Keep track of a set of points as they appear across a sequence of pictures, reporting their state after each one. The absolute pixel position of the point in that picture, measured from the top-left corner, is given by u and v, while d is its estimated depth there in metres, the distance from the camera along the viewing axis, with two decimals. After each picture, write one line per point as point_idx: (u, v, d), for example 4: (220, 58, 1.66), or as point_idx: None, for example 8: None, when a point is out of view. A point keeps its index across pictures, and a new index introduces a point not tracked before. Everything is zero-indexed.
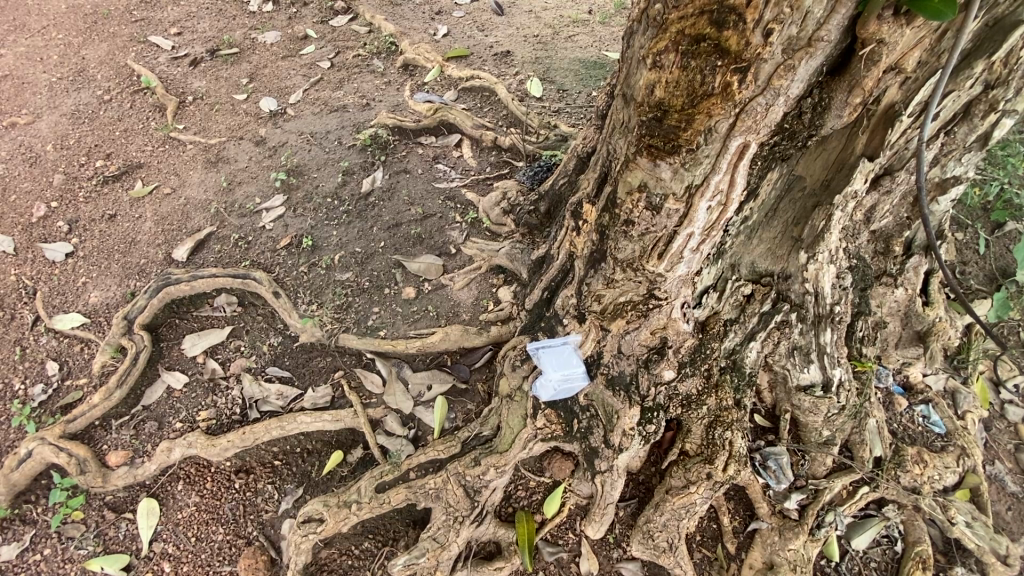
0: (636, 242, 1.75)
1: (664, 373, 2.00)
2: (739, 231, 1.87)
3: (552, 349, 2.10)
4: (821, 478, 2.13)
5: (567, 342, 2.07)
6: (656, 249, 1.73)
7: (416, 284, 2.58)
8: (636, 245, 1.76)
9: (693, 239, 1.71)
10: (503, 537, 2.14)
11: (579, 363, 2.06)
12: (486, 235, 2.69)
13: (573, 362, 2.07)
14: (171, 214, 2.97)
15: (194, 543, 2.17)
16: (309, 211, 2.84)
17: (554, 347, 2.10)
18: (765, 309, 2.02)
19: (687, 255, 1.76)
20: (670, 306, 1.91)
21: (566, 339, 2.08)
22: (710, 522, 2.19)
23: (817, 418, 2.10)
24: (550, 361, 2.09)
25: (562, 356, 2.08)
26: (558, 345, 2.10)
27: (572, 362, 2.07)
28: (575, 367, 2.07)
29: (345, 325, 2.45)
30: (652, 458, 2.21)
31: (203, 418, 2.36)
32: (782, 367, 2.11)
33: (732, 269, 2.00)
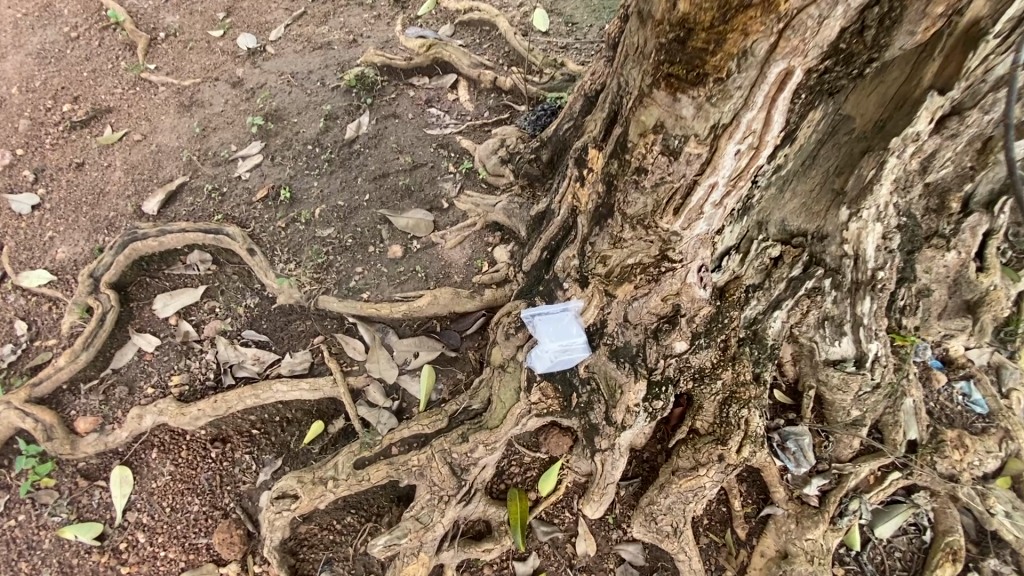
0: (648, 195, 1.56)
1: (675, 344, 1.80)
2: (767, 180, 1.64)
3: (549, 315, 1.87)
4: (846, 462, 1.89)
5: (568, 308, 1.85)
6: (671, 204, 1.53)
7: (403, 242, 2.33)
8: (649, 199, 1.56)
9: (717, 192, 1.49)
10: (493, 517, 1.97)
11: (580, 332, 1.83)
12: (482, 189, 2.44)
13: (573, 331, 1.84)
14: (142, 164, 2.74)
15: (169, 514, 2.05)
16: (288, 159, 2.59)
17: (551, 313, 1.87)
18: (795, 274, 1.81)
19: (707, 211, 1.54)
20: (683, 269, 1.71)
21: (565, 304, 1.85)
22: (719, 505, 1.95)
23: (845, 396, 1.87)
24: (546, 330, 1.86)
25: (561, 325, 1.85)
26: (555, 311, 1.86)
27: (572, 330, 1.84)
28: (575, 337, 1.84)
29: (325, 287, 2.23)
30: (658, 435, 2.04)
31: (174, 384, 2.18)
32: (809, 339, 1.90)
33: (759, 228, 1.81)
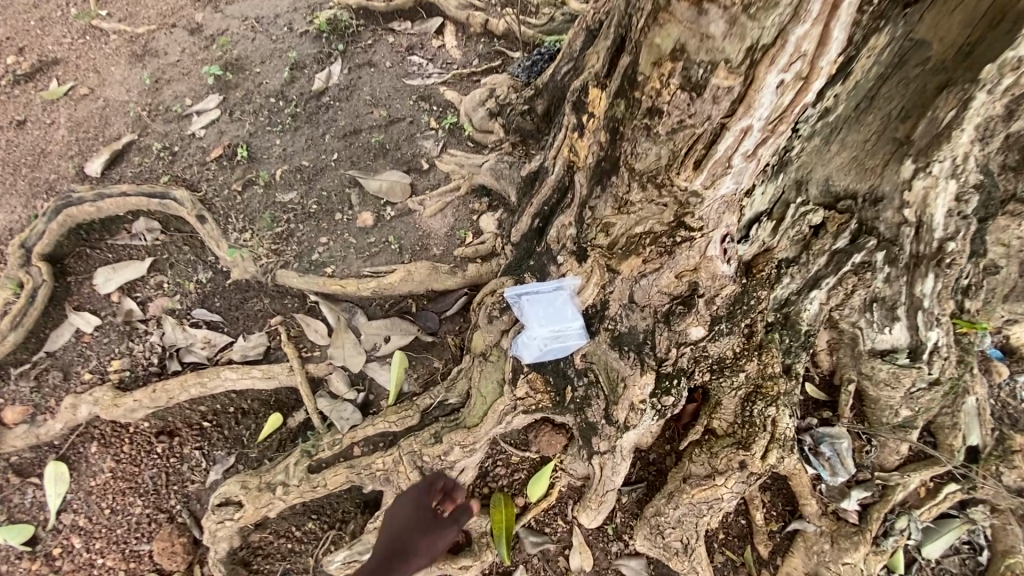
0: (662, 145, 1.27)
1: (691, 330, 1.50)
2: (811, 130, 1.37)
3: (540, 294, 1.59)
4: (892, 470, 1.60)
5: (563, 287, 1.57)
6: (691, 155, 1.26)
7: (375, 208, 2.01)
8: (664, 149, 1.28)
9: (749, 139, 1.21)
10: (474, 527, 1.71)
11: (576, 316, 1.56)
12: (467, 147, 2.11)
13: (568, 314, 1.56)
14: (87, 120, 2.43)
15: (108, 516, 1.82)
16: (248, 114, 2.27)
17: (543, 292, 1.59)
18: (840, 246, 1.49)
19: (737, 163, 1.27)
20: (704, 239, 1.41)
21: (559, 282, 1.58)
22: (738, 517, 1.68)
23: (894, 394, 1.56)
24: (536, 314, 1.57)
25: (553, 306, 1.57)
26: (547, 290, 1.58)
27: (566, 313, 1.56)
28: (569, 321, 1.56)
29: (284, 260, 1.94)
30: (667, 434, 1.74)
31: (114, 369, 1.92)
32: (851, 325, 1.58)
33: (797, 188, 1.48)
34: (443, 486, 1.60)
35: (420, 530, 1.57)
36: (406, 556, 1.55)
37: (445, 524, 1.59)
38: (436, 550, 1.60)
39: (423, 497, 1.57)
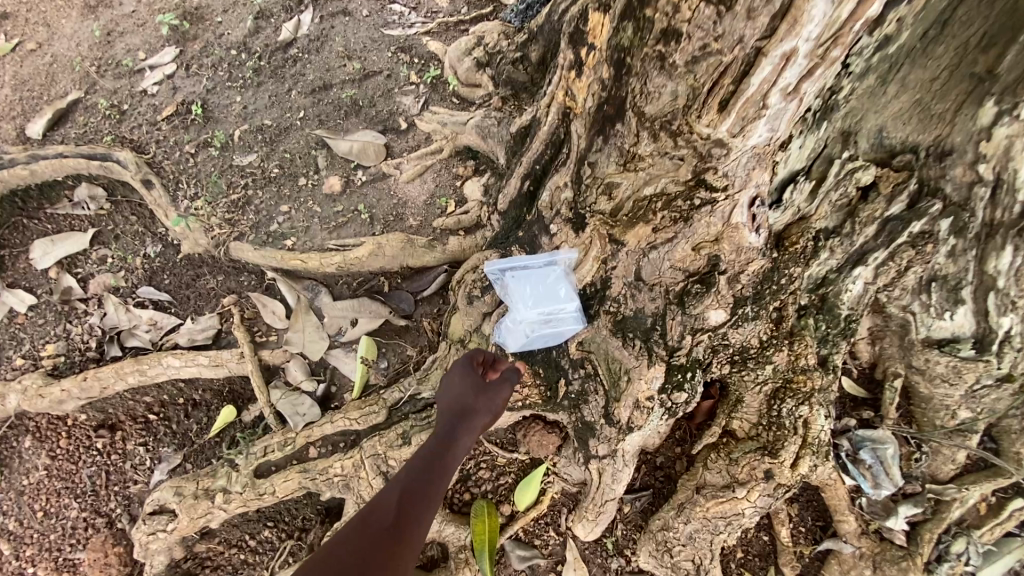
0: (679, 80, 1.03)
1: (709, 315, 1.24)
2: (866, 66, 1.10)
3: (529, 271, 1.34)
4: (947, 483, 1.34)
5: (555, 262, 1.32)
6: (716, 93, 1.01)
7: (344, 172, 1.76)
8: (681, 86, 1.04)
9: (795, 67, 0.95)
10: (452, 539, 1.49)
11: (572, 296, 1.31)
12: (452, 105, 1.84)
13: (562, 294, 1.32)
14: (31, 78, 2.16)
15: (40, 520, 1.61)
16: (206, 68, 2.01)
17: (532, 269, 1.34)
18: (894, 213, 1.22)
19: (776, 104, 1.01)
20: (728, 202, 1.15)
21: (551, 256, 1.33)
22: (759, 534, 1.43)
23: (953, 392, 1.31)
24: (523, 295, 1.34)
25: (545, 286, 1.33)
26: (537, 266, 1.34)
27: (561, 293, 1.32)
28: (565, 302, 1.32)
29: (238, 232, 1.69)
30: (677, 435, 1.49)
31: (48, 355, 1.70)
32: (902, 310, 1.31)
33: (844, 141, 1.21)
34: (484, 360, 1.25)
35: (468, 404, 1.15)
36: (457, 432, 1.12)
37: (500, 395, 1.18)
38: (494, 397, 1.17)
39: (468, 369, 1.21)
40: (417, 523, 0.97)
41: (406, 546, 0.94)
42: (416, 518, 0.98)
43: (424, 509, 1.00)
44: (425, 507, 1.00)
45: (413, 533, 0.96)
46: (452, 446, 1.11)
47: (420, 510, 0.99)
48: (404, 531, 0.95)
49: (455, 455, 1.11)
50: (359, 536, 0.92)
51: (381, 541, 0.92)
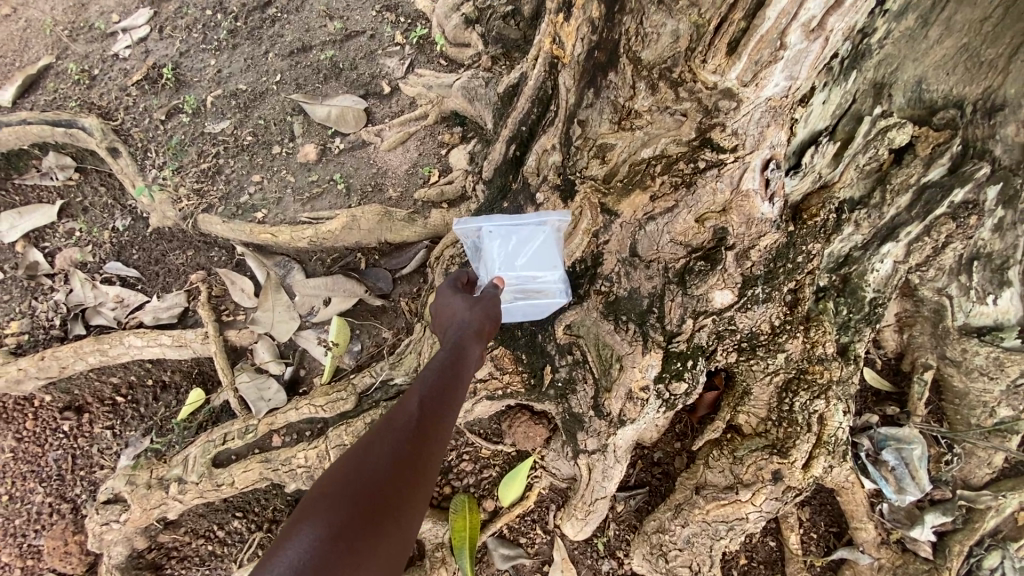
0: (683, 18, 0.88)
1: (714, 295, 1.10)
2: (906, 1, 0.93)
3: (510, 232, 1.10)
4: (982, 489, 1.18)
5: (544, 223, 1.11)
6: (725, 33, 0.86)
7: (321, 141, 1.63)
8: (684, 26, 0.89)
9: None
10: (429, 535, 1.39)
11: (560, 265, 1.13)
12: (439, 67, 1.69)
13: (550, 261, 1.11)
14: (4, 43, 2.06)
15: (5, 504, 1.54)
16: (180, 30, 1.88)
17: (515, 230, 1.11)
18: (932, 180, 1.06)
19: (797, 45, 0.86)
20: (737, 165, 1.00)
21: (539, 216, 1.11)
22: (764, 540, 1.29)
23: (992, 387, 1.15)
24: (501, 250, 1.10)
25: (530, 251, 1.11)
26: (522, 226, 1.11)
27: (548, 261, 1.11)
28: (552, 272, 1.12)
29: (208, 204, 1.59)
30: (677, 429, 1.36)
31: (12, 332, 1.61)
32: (938, 293, 1.16)
33: (875, 95, 1.05)
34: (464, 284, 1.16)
35: (471, 312, 1.00)
36: (466, 337, 0.97)
37: (495, 305, 1.04)
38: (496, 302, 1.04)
39: (453, 286, 1.09)
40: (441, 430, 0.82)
41: (430, 453, 0.79)
42: (437, 424, 0.82)
43: (443, 416, 0.84)
44: (446, 410, 0.85)
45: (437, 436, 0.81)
46: (465, 349, 0.95)
47: (442, 412, 0.84)
48: (428, 441, 0.79)
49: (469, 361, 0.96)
50: (376, 450, 0.74)
51: (402, 451, 0.75)
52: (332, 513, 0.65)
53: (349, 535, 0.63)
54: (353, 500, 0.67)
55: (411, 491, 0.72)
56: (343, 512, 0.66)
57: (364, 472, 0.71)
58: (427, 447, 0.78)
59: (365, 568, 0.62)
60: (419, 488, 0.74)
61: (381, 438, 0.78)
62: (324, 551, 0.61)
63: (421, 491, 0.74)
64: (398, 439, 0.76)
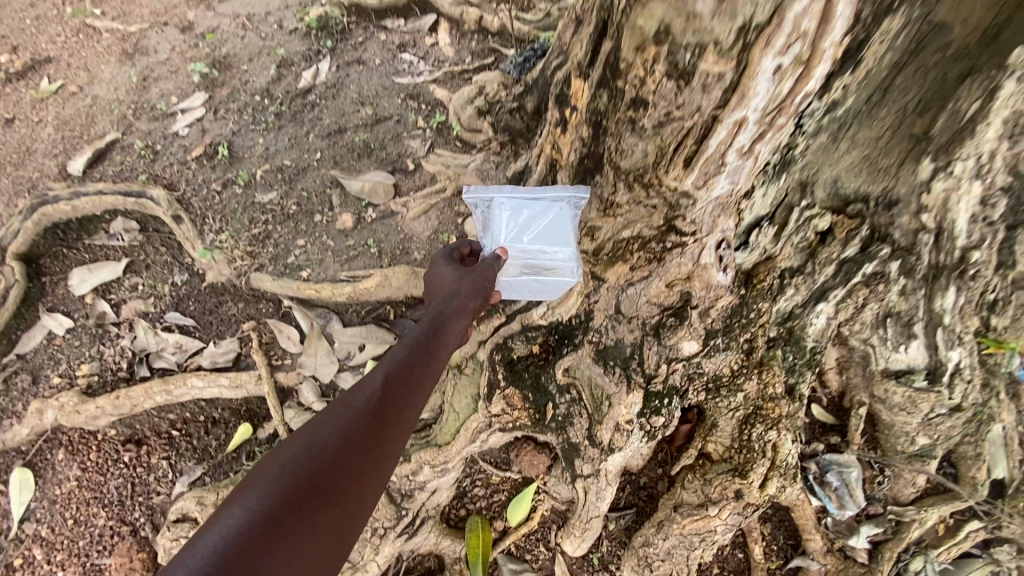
0: (649, 140, 1.17)
1: (683, 345, 1.37)
2: (818, 125, 1.22)
3: (533, 205, 1.27)
4: (907, 504, 1.45)
5: (564, 202, 1.29)
6: (679, 152, 1.15)
7: (355, 210, 1.93)
8: (650, 145, 1.17)
9: (745, 132, 1.09)
10: (448, 551, 1.61)
11: (567, 240, 1.26)
12: (455, 148, 2.00)
13: (553, 237, 1.26)
14: (75, 118, 2.38)
15: (70, 527, 1.75)
16: (232, 112, 2.20)
17: (536, 204, 1.28)
18: (850, 255, 1.35)
19: (731, 161, 1.15)
20: (697, 245, 1.28)
21: (558, 195, 1.29)
22: (733, 551, 1.53)
23: (911, 420, 1.41)
24: (509, 221, 1.27)
25: (546, 224, 1.27)
26: (543, 201, 1.28)
27: (564, 233, 1.27)
28: (567, 245, 1.26)
29: (259, 263, 1.87)
30: (659, 457, 1.60)
31: (82, 374, 1.85)
32: (864, 343, 1.43)
33: (802, 190, 1.34)
34: (470, 254, 1.34)
35: (455, 290, 1.11)
36: (446, 313, 1.05)
37: (485, 273, 1.16)
38: (483, 281, 1.14)
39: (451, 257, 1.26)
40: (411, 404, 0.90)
41: (396, 429, 0.85)
42: (403, 397, 0.88)
43: (409, 391, 0.90)
44: (413, 386, 0.91)
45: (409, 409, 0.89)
46: (443, 326, 1.04)
47: (415, 385, 0.92)
48: (391, 413, 0.85)
49: (446, 335, 1.05)
50: (339, 413, 0.81)
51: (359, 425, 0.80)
52: (279, 477, 0.69)
53: (298, 504, 0.68)
54: (309, 471, 0.72)
55: (370, 466, 0.78)
56: (288, 476, 0.70)
57: (322, 435, 0.76)
58: (387, 421, 0.83)
59: (309, 524, 0.67)
60: (376, 455, 0.80)
61: (337, 412, 0.81)
62: (271, 508, 0.65)
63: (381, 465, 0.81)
64: (360, 406, 0.82)
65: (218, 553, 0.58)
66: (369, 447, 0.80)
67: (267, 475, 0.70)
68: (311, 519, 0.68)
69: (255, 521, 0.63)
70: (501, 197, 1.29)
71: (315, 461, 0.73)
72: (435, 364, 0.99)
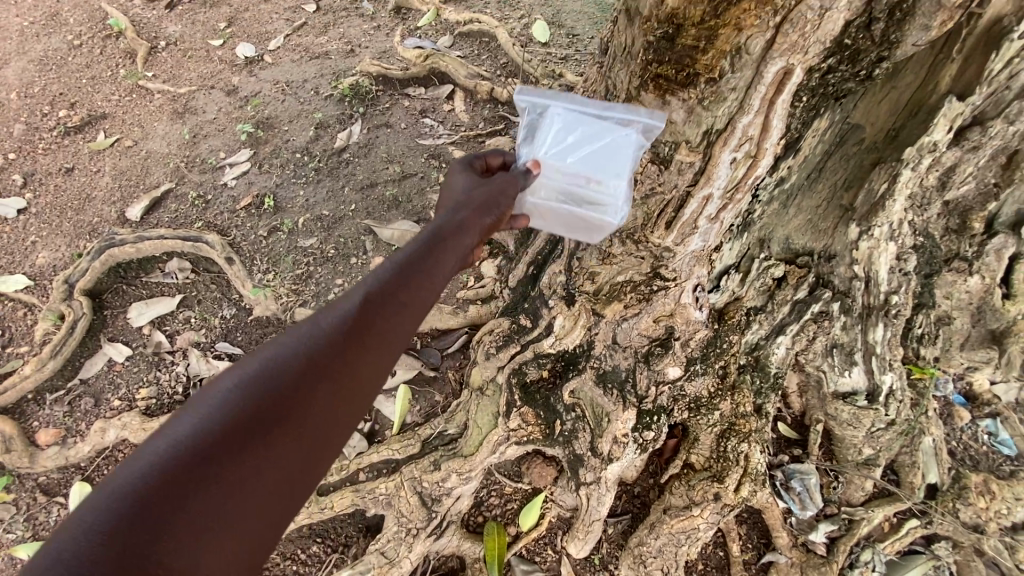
0: (639, 207, 1.43)
1: (668, 370, 1.67)
2: (770, 196, 1.53)
3: (591, 126, 1.29)
4: (857, 506, 1.72)
5: (628, 128, 1.27)
6: (662, 217, 1.42)
7: (387, 254, 2.24)
8: (640, 211, 1.44)
9: (711, 204, 1.39)
10: (468, 552, 1.84)
11: (614, 172, 1.29)
12: None
13: (599, 167, 1.28)
14: (131, 170, 2.68)
15: None
16: (275, 167, 2.53)
17: (596, 127, 1.29)
18: (801, 297, 1.67)
19: (702, 225, 1.44)
20: (677, 288, 1.59)
21: (624, 120, 1.27)
22: (715, 549, 1.79)
23: (857, 433, 1.70)
24: (557, 140, 1.30)
25: (595, 151, 1.29)
26: (604, 124, 1.28)
27: (618, 164, 1.28)
28: (616, 177, 1.29)
29: (302, 300, 2.15)
30: (650, 469, 1.86)
31: (141, 397, 2.09)
32: (817, 368, 1.74)
33: (760, 246, 1.67)
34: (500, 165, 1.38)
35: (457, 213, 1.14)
36: (450, 223, 1.11)
37: (500, 197, 1.22)
38: (496, 193, 1.21)
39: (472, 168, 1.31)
40: (383, 332, 0.91)
41: (366, 358, 0.88)
42: (384, 323, 0.92)
43: (380, 323, 0.92)
44: (398, 310, 0.94)
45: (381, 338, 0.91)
46: (431, 254, 1.04)
47: (388, 317, 0.93)
48: (368, 334, 0.89)
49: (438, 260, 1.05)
50: (309, 334, 0.86)
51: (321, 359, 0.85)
52: (231, 401, 0.78)
53: (245, 436, 0.76)
54: (262, 402, 0.79)
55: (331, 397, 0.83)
56: (240, 405, 0.78)
57: (281, 362, 0.83)
58: (351, 354, 0.87)
59: (258, 454, 0.76)
60: (350, 379, 0.86)
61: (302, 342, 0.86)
62: (217, 434, 0.75)
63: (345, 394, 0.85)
64: (327, 335, 0.87)
65: (162, 471, 0.70)
66: (337, 374, 0.85)
67: (224, 393, 0.79)
68: (266, 447, 0.76)
69: (198, 447, 0.73)
70: (558, 112, 1.31)
71: (272, 387, 0.80)
72: (432, 278, 1.02)
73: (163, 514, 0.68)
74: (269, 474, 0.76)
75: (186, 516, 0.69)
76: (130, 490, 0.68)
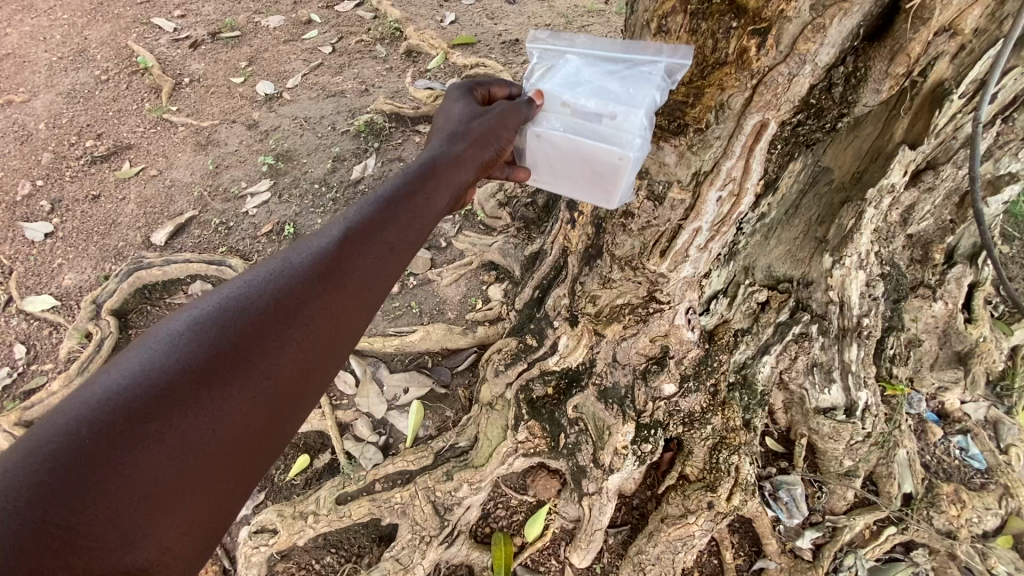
0: (636, 237, 1.58)
1: (664, 386, 1.81)
2: (753, 229, 1.71)
3: (608, 67, 1.29)
4: (840, 514, 1.87)
5: (648, 65, 1.23)
6: (657, 245, 1.57)
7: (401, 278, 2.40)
8: (637, 241, 1.58)
9: (700, 236, 1.54)
10: (476, 561, 1.94)
11: (627, 103, 1.22)
12: (479, 230, 2.51)
13: (612, 101, 1.24)
14: (155, 197, 2.84)
15: None
16: (295, 197, 2.70)
17: (614, 68, 1.28)
18: (783, 319, 1.84)
19: (692, 254, 1.59)
20: (671, 311, 1.72)
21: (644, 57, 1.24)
22: (710, 557, 1.91)
23: (837, 445, 1.85)
24: (571, 81, 1.32)
25: (609, 88, 1.26)
26: (622, 65, 1.27)
27: (633, 96, 1.22)
28: (629, 108, 1.22)
29: None
30: (648, 481, 1.99)
31: None
32: (799, 386, 1.89)
33: (746, 273, 1.83)
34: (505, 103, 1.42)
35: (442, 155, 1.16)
36: (437, 163, 1.13)
37: (492, 134, 1.25)
38: (490, 133, 1.24)
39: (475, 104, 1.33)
40: (358, 277, 0.92)
41: (341, 305, 0.89)
42: (357, 268, 0.92)
43: (354, 269, 0.92)
44: (371, 258, 0.94)
45: (355, 282, 0.91)
46: (410, 197, 1.05)
47: (361, 263, 0.93)
48: (343, 278, 0.90)
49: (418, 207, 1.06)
50: (280, 273, 0.87)
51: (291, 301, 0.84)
52: (181, 341, 0.76)
53: (204, 378, 0.75)
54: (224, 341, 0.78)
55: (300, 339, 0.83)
56: (197, 344, 0.77)
57: (243, 302, 0.82)
58: (323, 296, 0.87)
59: (216, 394, 0.74)
60: (325, 325, 0.86)
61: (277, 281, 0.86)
62: (168, 377, 0.73)
63: (315, 337, 0.85)
64: (296, 276, 0.87)
65: (105, 413, 0.69)
66: (306, 318, 0.84)
67: (184, 329, 0.78)
68: (224, 386, 0.75)
69: (140, 395, 0.71)
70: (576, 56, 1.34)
71: (234, 326, 0.80)
72: (419, 220, 1.04)
73: (94, 470, 0.66)
74: (227, 420, 0.74)
75: (121, 470, 0.67)
76: (74, 430, 0.67)
